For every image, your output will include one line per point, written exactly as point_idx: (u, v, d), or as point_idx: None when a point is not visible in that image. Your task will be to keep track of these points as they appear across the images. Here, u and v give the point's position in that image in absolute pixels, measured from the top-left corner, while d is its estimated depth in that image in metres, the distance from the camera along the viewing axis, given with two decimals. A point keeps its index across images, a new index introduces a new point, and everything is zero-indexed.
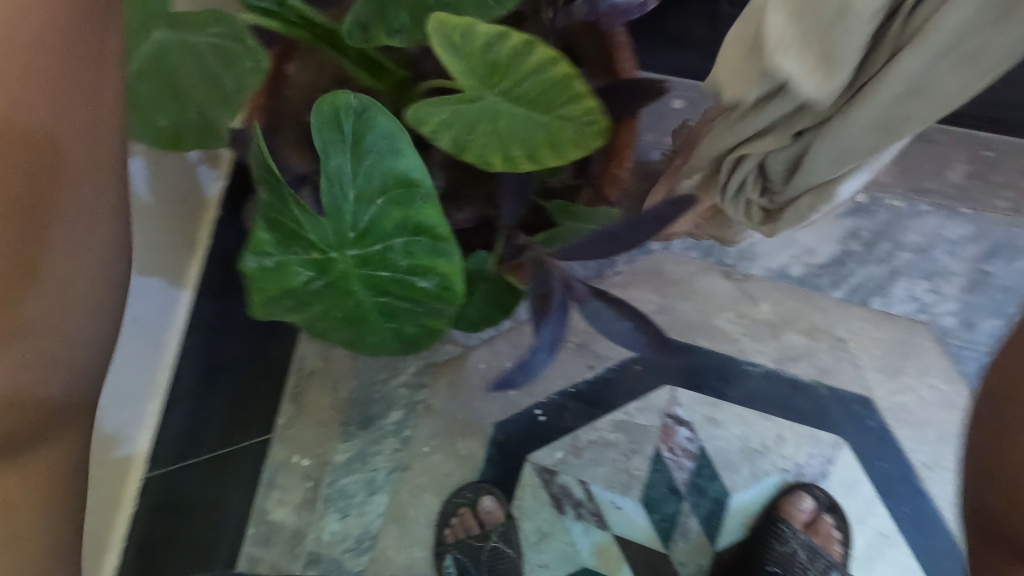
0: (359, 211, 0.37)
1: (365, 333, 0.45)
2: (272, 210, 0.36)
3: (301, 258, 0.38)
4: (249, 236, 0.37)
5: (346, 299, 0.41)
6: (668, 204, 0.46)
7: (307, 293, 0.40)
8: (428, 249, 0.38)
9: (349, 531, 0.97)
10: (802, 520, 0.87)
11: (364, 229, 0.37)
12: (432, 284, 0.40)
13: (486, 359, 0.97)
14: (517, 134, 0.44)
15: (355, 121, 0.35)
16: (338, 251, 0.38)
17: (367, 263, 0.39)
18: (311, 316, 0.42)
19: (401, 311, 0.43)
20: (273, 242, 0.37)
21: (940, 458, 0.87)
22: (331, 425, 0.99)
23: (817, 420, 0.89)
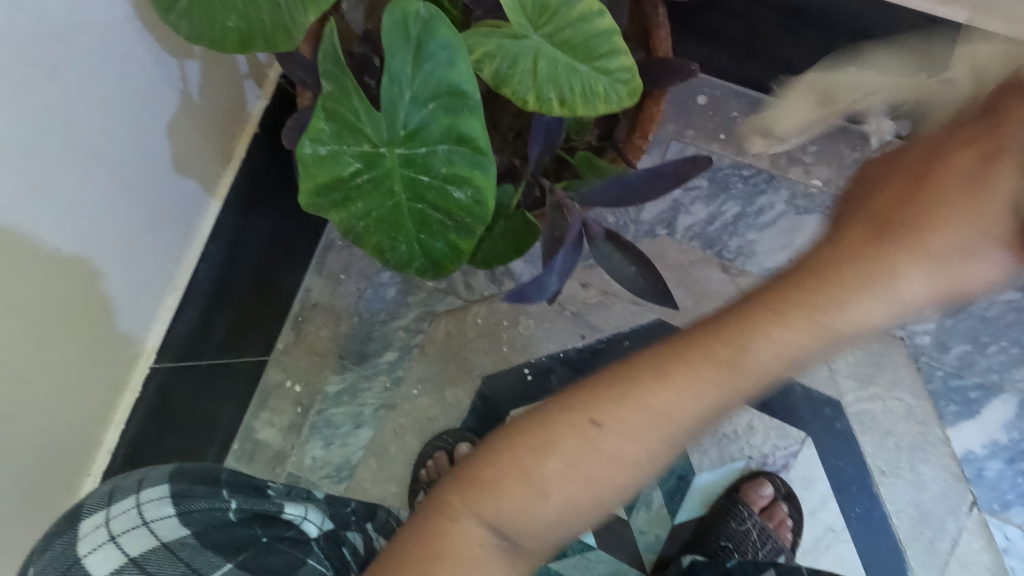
0: (411, 112, 0.42)
1: (395, 241, 0.48)
2: (334, 100, 0.40)
3: (353, 149, 0.42)
4: (308, 123, 0.41)
5: (386, 200, 0.45)
6: (684, 160, 0.51)
7: (351, 190, 0.44)
8: (465, 159, 0.43)
9: (330, 459, 1.02)
10: (761, 505, 0.91)
11: (413, 131, 0.42)
12: (464, 197, 0.45)
13: (484, 315, 1.02)
14: (553, 76, 0.49)
15: (420, 28, 0.39)
16: (387, 147, 0.43)
17: (410, 166, 0.44)
18: (352, 215, 0.46)
19: (432, 224, 0.47)
20: (329, 131, 0.41)
21: (897, 466, 0.92)
22: (327, 356, 1.04)
23: (787, 415, 0.95)
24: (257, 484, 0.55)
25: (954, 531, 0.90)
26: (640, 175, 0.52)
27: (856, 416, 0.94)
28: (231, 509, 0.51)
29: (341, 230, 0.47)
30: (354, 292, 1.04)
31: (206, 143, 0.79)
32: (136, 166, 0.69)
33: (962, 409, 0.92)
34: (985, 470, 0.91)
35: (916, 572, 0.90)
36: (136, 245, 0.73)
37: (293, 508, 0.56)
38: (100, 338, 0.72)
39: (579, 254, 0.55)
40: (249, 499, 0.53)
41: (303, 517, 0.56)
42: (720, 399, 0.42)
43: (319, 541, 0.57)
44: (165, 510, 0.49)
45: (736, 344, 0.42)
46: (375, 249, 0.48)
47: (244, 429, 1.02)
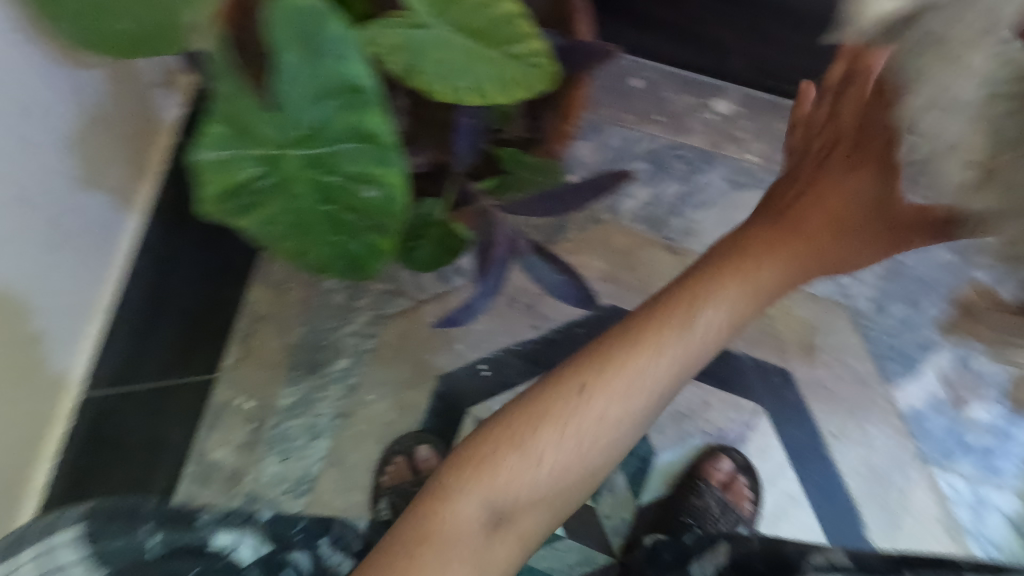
0: (309, 111, 0.40)
1: (311, 245, 0.46)
2: (226, 104, 0.38)
3: (251, 154, 0.40)
4: (200, 129, 0.39)
5: (294, 204, 0.43)
6: (609, 176, 0.56)
7: (256, 195, 0.42)
8: (372, 156, 0.42)
9: (288, 475, 0.98)
10: (721, 479, 0.92)
11: (314, 132, 0.40)
12: (377, 194, 0.44)
13: (435, 314, 1.01)
14: (463, 66, 0.48)
15: (307, 22, 0.37)
16: (286, 150, 0.41)
17: (315, 166, 0.42)
18: (261, 222, 0.44)
19: (347, 225, 0.46)
20: (223, 136, 0.39)
21: (846, 428, 0.95)
22: (278, 369, 1.00)
23: (739, 388, 0.96)
24: (187, 517, 0.53)
25: (904, 485, 0.94)
26: (568, 189, 0.56)
27: (804, 383, 0.96)
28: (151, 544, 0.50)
29: (253, 237, 0.45)
30: (299, 301, 1.02)
31: (115, 154, 0.75)
32: (48, 183, 0.65)
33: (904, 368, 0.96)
34: (928, 424, 0.94)
35: (872, 529, 0.93)
36: (55, 266, 0.70)
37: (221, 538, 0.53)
38: (26, 367, 0.69)
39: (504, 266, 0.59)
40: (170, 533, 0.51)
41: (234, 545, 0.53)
42: (585, 447, 0.52)
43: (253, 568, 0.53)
44: (80, 552, 0.47)
45: (580, 393, 0.52)
46: (291, 254, 0.47)
47: (194, 452, 0.95)
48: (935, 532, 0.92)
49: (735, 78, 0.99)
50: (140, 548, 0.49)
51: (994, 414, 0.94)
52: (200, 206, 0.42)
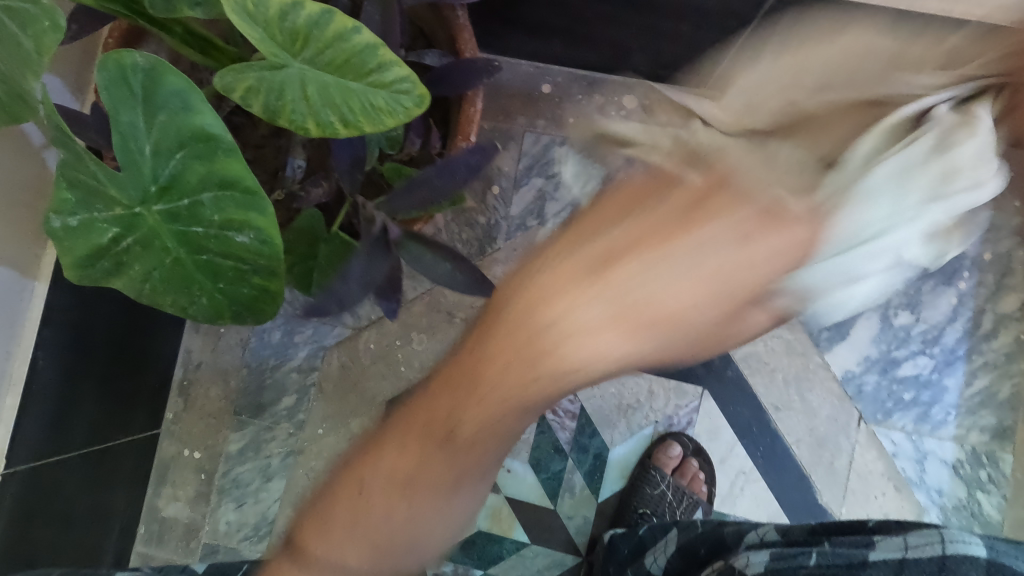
0: (159, 166, 0.40)
1: (193, 296, 0.46)
2: (73, 170, 0.38)
3: (107, 214, 0.41)
4: (50, 196, 0.39)
5: (164, 258, 0.44)
6: (474, 154, 0.57)
7: (123, 254, 0.42)
8: (236, 202, 0.42)
9: (245, 520, 0.98)
10: (671, 466, 0.94)
11: (170, 184, 0.40)
12: (249, 238, 0.44)
13: (376, 339, 1.00)
14: (328, 99, 0.48)
15: (142, 79, 0.37)
16: (143, 206, 0.41)
17: (179, 218, 0.42)
18: (134, 279, 0.44)
19: (226, 271, 0.45)
20: (75, 201, 0.39)
21: (788, 399, 0.98)
22: (222, 416, 0.99)
23: (682, 374, 0.98)
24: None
25: (847, 447, 0.97)
26: (432, 173, 0.57)
27: (744, 361, 0.98)
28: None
29: (131, 294, 0.45)
30: (237, 344, 1.00)
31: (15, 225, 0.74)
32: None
33: (833, 333, 0.98)
34: (864, 385, 0.98)
35: (823, 493, 0.96)
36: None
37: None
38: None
39: (381, 258, 0.60)
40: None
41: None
42: (599, 344, 0.40)
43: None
44: None
45: (560, 338, 0.40)
46: (176, 307, 0.46)
47: (148, 510, 0.96)
48: (882, 488, 0.96)
49: (643, 74, 1.02)
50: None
51: (923, 367, 0.98)
52: (67, 272, 0.42)
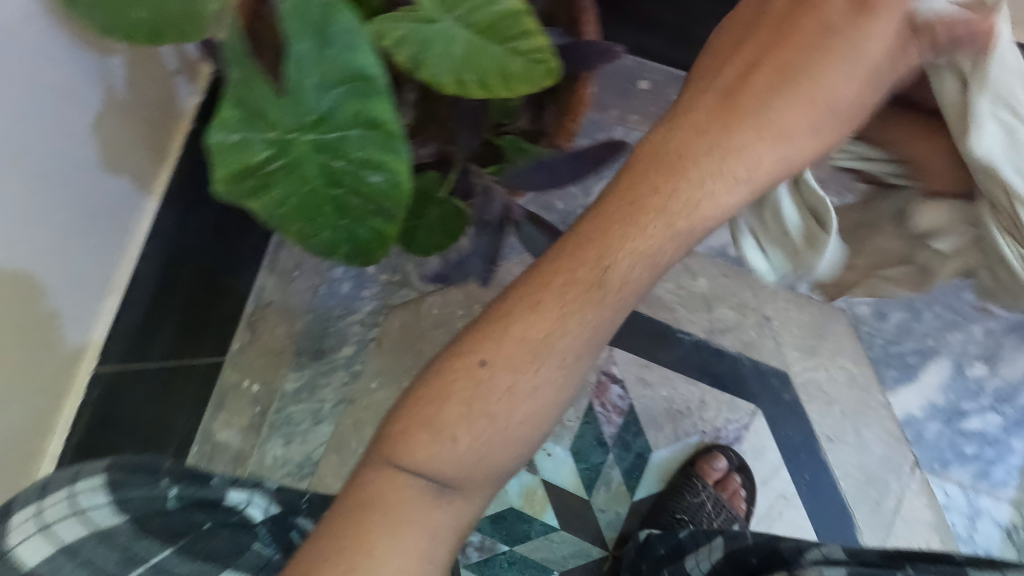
0: (318, 98, 0.42)
1: (317, 227, 0.48)
2: (240, 89, 0.41)
3: (263, 137, 0.42)
4: (216, 112, 0.41)
5: (303, 186, 0.46)
6: (605, 146, 0.54)
7: (265, 176, 0.44)
8: (377, 142, 0.44)
9: (290, 457, 1.01)
10: (715, 477, 0.93)
11: (323, 117, 0.42)
12: (381, 180, 0.46)
13: (439, 306, 1.03)
14: (469, 59, 0.50)
15: (319, 12, 0.39)
16: (296, 134, 0.43)
17: (322, 150, 0.44)
18: (271, 202, 0.46)
19: (349, 209, 0.48)
20: (236, 117, 0.41)
21: (841, 431, 0.96)
22: (284, 354, 1.03)
23: (736, 388, 0.97)
24: (198, 474, 0.55)
25: (898, 490, 0.94)
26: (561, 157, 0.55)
27: (803, 386, 0.97)
28: (173, 495, 0.53)
29: (260, 218, 0.47)
30: (307, 290, 1.04)
31: (132, 142, 0.78)
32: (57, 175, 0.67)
33: (901, 373, 0.96)
34: (924, 431, 0.95)
35: (864, 532, 0.94)
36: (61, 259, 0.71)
37: (232, 496, 0.56)
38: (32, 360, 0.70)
39: (499, 233, 0.58)
40: (189, 487, 0.54)
41: (247, 503, 0.57)
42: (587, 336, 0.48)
43: (265, 525, 0.57)
44: (100, 498, 0.49)
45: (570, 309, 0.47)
46: (294, 235, 0.49)
47: (203, 433, 0.99)
48: (927, 538, 0.93)
49: None
50: (162, 495, 0.52)
51: (989, 423, 0.94)
52: (212, 184, 0.44)
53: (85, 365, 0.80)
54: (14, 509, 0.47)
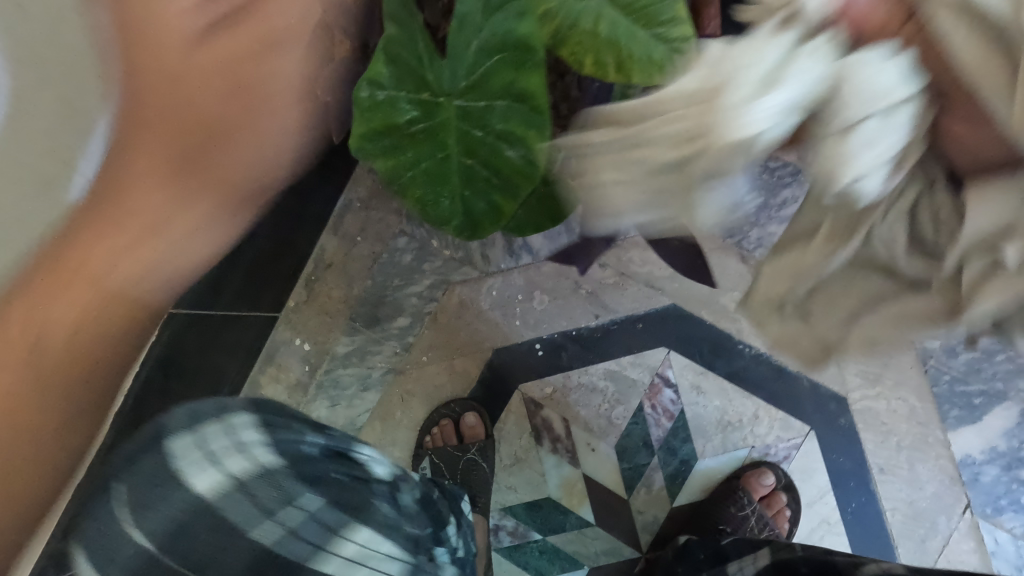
0: (474, 62, 0.41)
1: (439, 197, 0.46)
2: (395, 47, 0.41)
3: (410, 95, 0.42)
4: (369, 66, 0.41)
5: (437, 152, 0.44)
6: None
7: (406, 140, 0.44)
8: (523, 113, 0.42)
9: (335, 420, 1.03)
10: (761, 493, 0.92)
11: (474, 80, 0.42)
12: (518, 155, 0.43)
13: (499, 288, 1.02)
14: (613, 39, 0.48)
15: None
16: (446, 98, 0.43)
17: (466, 117, 0.43)
18: (401, 165, 0.45)
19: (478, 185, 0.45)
20: (388, 73, 0.42)
21: (895, 464, 0.94)
22: (338, 317, 1.04)
23: (792, 408, 0.95)
24: (197, 441, 0.53)
25: (945, 531, 0.92)
26: None
27: (860, 414, 0.95)
28: (194, 478, 0.51)
29: (389, 185, 0.46)
30: (369, 256, 1.04)
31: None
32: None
33: (964, 414, 0.92)
34: (981, 475, 0.92)
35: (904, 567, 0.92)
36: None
37: (246, 450, 0.53)
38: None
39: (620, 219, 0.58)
40: (196, 463, 0.52)
41: (272, 447, 0.55)
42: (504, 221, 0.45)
43: (323, 453, 0.59)
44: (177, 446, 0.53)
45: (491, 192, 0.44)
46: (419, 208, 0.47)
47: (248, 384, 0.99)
48: None
49: None
50: (185, 484, 0.50)
51: None
52: (351, 143, 0.44)
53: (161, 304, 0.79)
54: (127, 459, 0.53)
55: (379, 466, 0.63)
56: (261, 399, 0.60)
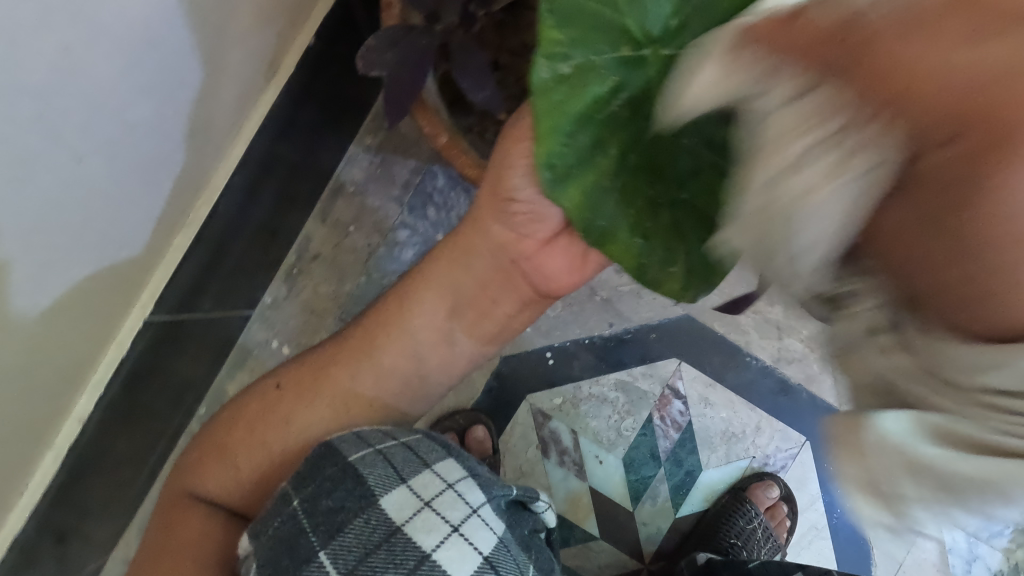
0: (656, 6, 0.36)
1: (657, 203, 0.42)
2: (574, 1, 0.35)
3: (606, 56, 0.37)
4: (541, 38, 0.35)
5: (645, 138, 0.40)
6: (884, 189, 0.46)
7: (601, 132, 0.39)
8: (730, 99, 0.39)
9: None
10: (765, 504, 0.95)
11: (657, 61, 0.38)
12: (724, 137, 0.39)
13: None
14: None
15: None
16: (651, 48, 0.37)
17: (641, 115, 0.39)
18: (605, 171, 0.40)
19: (663, 200, 0.42)
20: (569, 44, 0.36)
21: None
22: (325, 318, 0.86)
23: (792, 419, 0.97)
24: (347, 507, 0.46)
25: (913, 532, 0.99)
26: None
27: None
28: (335, 569, 0.44)
29: (581, 211, 0.40)
30: (363, 249, 0.87)
31: (226, 8, 0.57)
32: (119, 37, 0.47)
33: None
34: None
35: (878, 566, 0.99)
36: (107, 152, 0.51)
37: (431, 524, 0.46)
38: (27, 281, 0.50)
39: None
40: (349, 535, 0.45)
41: (455, 532, 0.46)
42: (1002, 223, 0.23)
43: (498, 500, 0.50)
44: (281, 508, 0.46)
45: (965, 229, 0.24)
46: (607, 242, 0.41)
47: (214, 391, 0.85)
48: None
49: None
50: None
51: None
52: (538, 153, 0.38)
53: (137, 308, 0.67)
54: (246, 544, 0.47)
55: (549, 516, 0.55)
56: (437, 437, 0.51)
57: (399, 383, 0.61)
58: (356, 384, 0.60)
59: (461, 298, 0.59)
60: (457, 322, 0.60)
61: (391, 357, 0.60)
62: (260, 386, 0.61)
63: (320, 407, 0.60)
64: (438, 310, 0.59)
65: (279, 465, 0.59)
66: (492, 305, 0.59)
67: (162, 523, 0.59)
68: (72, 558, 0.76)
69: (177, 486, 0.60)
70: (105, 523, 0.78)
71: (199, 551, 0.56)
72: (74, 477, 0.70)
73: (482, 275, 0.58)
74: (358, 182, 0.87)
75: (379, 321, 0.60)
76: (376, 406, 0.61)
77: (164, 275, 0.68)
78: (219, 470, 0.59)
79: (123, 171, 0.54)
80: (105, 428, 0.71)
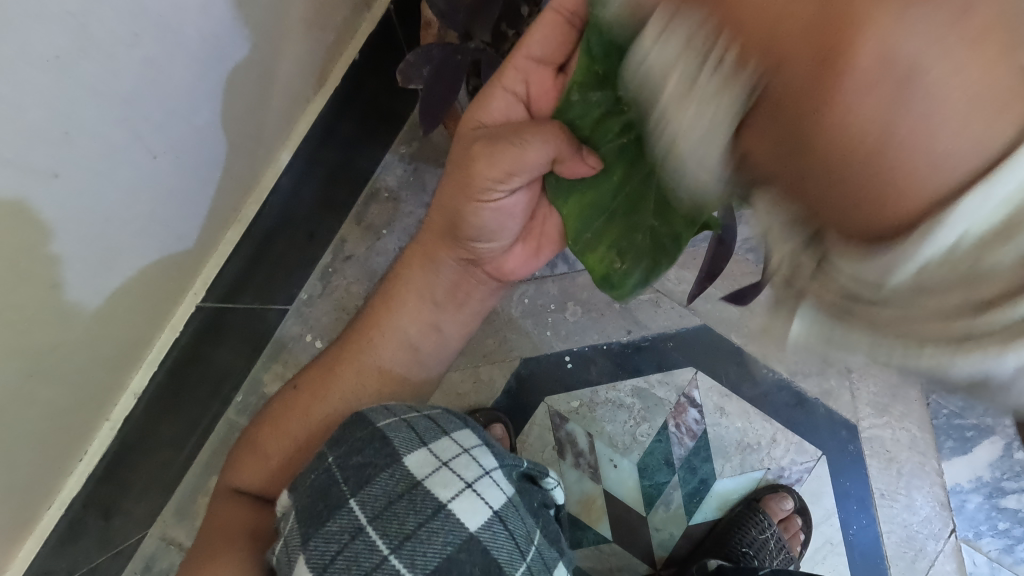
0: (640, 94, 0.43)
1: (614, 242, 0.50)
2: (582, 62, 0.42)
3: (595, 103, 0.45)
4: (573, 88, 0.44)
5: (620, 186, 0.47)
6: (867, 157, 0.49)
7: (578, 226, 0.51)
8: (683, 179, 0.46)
9: None
10: (779, 516, 0.95)
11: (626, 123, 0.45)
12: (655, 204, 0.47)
13: (531, 296, 1.00)
14: None
15: None
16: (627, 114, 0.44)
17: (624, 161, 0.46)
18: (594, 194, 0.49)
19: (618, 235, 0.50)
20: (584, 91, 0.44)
21: (894, 489, 0.97)
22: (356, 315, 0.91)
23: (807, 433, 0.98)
24: (375, 463, 0.52)
25: (933, 553, 0.96)
26: None
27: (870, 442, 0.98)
28: (364, 514, 0.50)
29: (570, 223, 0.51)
30: (393, 251, 0.92)
31: (281, 26, 0.63)
32: (193, 50, 0.53)
33: (958, 445, 0.97)
34: (967, 502, 0.96)
35: None
36: (176, 152, 0.58)
37: (447, 480, 0.52)
38: (98, 264, 0.56)
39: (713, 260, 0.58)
40: (375, 486, 0.51)
41: (468, 488, 0.52)
42: None
43: (508, 468, 0.57)
44: (317, 460, 0.53)
45: None
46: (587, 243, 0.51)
47: (251, 380, 0.91)
48: None
49: None
50: (355, 519, 0.50)
51: None
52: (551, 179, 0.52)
53: (188, 298, 0.72)
54: (282, 497, 0.54)
55: (557, 494, 0.63)
56: (454, 413, 0.58)
57: (400, 363, 0.68)
58: (363, 373, 0.66)
59: (436, 290, 0.67)
60: (441, 314, 0.68)
61: (380, 343, 0.67)
62: (280, 392, 0.69)
63: (334, 399, 0.66)
64: (418, 301, 0.67)
65: (296, 456, 0.65)
66: (467, 295, 0.69)
67: (210, 512, 0.66)
68: (115, 531, 0.81)
69: (224, 485, 0.66)
70: (145, 498, 0.84)
71: (232, 528, 0.62)
72: (121, 456, 0.75)
73: (457, 270, 0.67)
74: (392, 188, 0.93)
75: (372, 321, 0.67)
76: (384, 386, 0.67)
77: (213, 269, 0.74)
78: (255, 462, 0.65)
79: (186, 169, 0.60)
80: (153, 408, 0.76)
